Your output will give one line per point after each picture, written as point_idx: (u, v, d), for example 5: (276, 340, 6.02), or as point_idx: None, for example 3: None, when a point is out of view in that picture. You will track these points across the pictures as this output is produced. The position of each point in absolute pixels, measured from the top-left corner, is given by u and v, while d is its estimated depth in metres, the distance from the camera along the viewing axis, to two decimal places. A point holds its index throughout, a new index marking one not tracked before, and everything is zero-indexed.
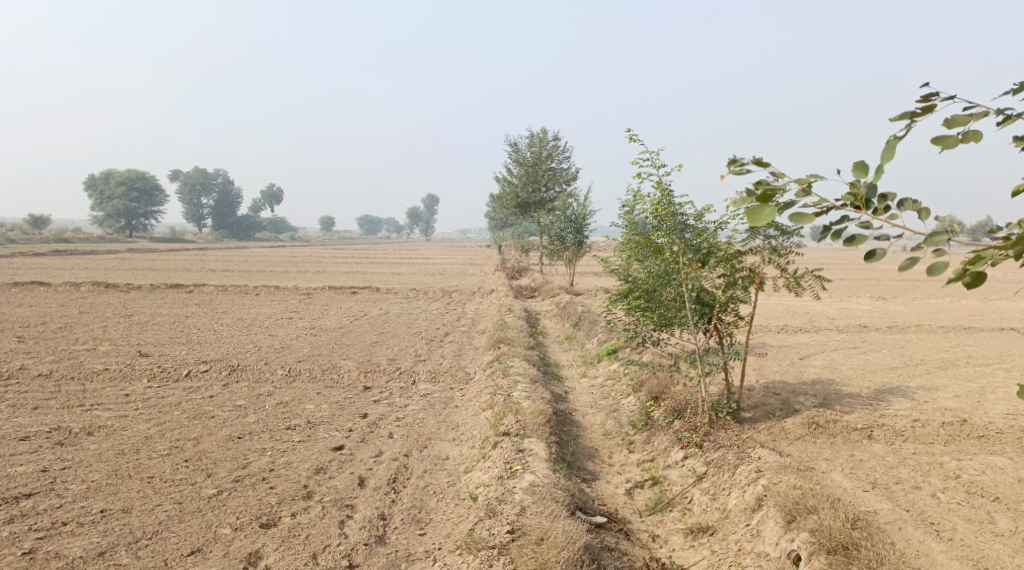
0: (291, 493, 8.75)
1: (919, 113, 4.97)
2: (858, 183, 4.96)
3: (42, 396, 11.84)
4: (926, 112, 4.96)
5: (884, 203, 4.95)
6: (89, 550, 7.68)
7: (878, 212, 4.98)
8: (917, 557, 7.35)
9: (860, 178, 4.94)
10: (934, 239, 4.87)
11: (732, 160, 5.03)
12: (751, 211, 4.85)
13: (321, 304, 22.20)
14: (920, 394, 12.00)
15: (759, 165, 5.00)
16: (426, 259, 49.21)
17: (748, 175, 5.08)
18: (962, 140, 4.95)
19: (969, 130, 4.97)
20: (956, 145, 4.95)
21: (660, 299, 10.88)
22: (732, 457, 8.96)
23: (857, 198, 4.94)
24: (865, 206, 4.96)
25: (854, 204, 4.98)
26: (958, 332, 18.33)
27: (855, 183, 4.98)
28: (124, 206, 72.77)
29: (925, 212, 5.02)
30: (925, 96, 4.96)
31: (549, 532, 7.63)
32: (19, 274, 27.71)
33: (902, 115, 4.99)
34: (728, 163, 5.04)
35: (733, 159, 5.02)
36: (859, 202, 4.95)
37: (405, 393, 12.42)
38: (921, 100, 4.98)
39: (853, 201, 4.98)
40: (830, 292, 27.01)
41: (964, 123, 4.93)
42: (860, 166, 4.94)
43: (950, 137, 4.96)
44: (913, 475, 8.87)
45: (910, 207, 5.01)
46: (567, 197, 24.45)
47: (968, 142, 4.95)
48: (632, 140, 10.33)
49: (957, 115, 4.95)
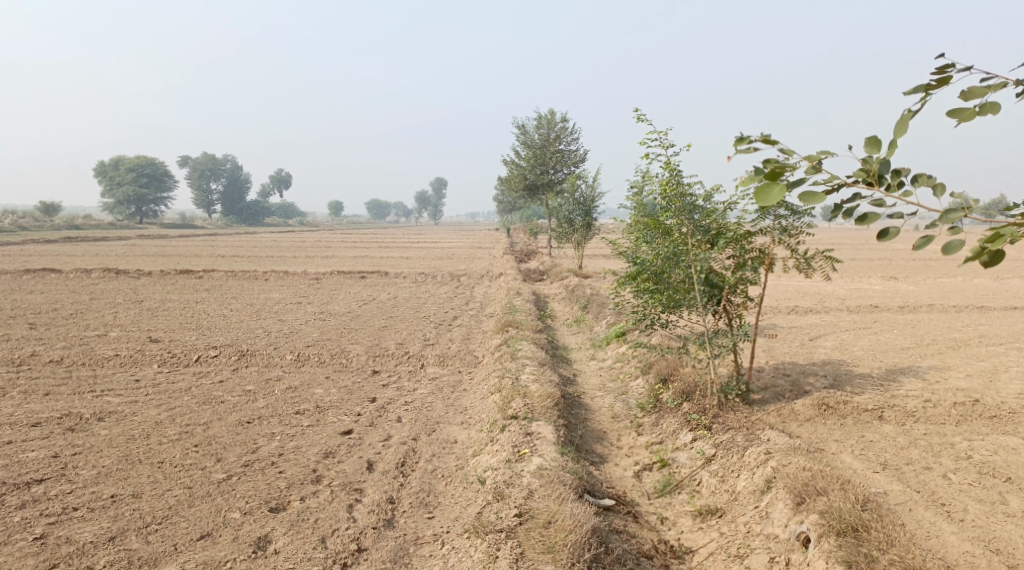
0: (300, 477, 8.77)
1: (935, 85, 4.87)
2: (870, 158, 4.87)
3: (53, 382, 11.90)
4: (941, 84, 4.85)
5: (897, 178, 4.86)
6: (100, 535, 7.72)
7: (891, 189, 4.89)
8: (928, 538, 7.31)
9: (873, 153, 4.85)
10: (950, 217, 4.77)
11: (740, 137, 4.94)
12: (760, 190, 4.76)
13: (331, 288, 22.21)
14: (931, 375, 11.91)
15: (767, 142, 4.90)
16: (435, 243, 49.10)
17: (756, 153, 4.99)
18: (979, 113, 4.85)
19: (986, 102, 4.86)
20: (973, 118, 4.85)
21: (668, 281, 10.80)
22: (741, 439, 8.92)
23: (869, 174, 4.86)
24: (877, 182, 4.88)
25: (866, 180, 4.89)
26: (971, 311, 18.20)
27: (868, 159, 4.89)
28: (134, 192, 72.93)
29: (941, 187, 4.93)
30: (940, 67, 4.86)
31: (557, 515, 7.61)
32: (30, 261, 27.84)
33: (917, 88, 4.89)
34: (736, 141, 4.95)
35: (740, 137, 4.92)
36: (870, 179, 4.87)
37: (414, 377, 12.42)
38: (937, 73, 4.87)
39: (866, 177, 4.89)
40: (841, 272, 26.78)
41: (981, 95, 4.83)
42: (872, 142, 4.85)
43: (967, 109, 4.86)
44: (924, 456, 8.81)
45: (925, 183, 4.92)
46: (576, 179, 24.31)
47: (985, 116, 4.84)
48: (641, 120, 10.23)
49: (974, 87, 4.84)
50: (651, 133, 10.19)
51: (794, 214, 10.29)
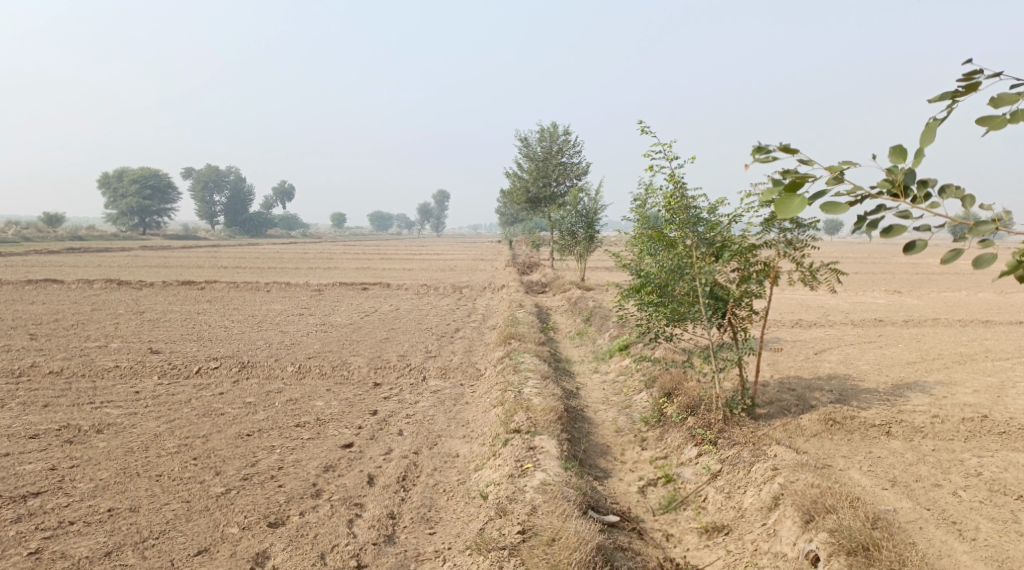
0: (299, 491, 8.65)
1: (963, 92, 4.78)
2: (895, 169, 4.78)
3: (52, 393, 11.81)
4: (968, 91, 4.77)
5: (924, 190, 4.77)
6: (96, 550, 7.60)
7: (917, 200, 4.79)
8: (940, 558, 7.17)
9: (898, 163, 4.76)
10: (980, 230, 4.67)
11: (758, 147, 4.85)
12: (780, 200, 4.68)
13: (333, 300, 22.15)
14: (938, 390, 11.79)
15: (786, 152, 4.81)
16: (438, 255, 49.07)
17: (775, 163, 4.90)
18: (1010, 121, 4.76)
19: (1018, 110, 4.77)
20: (1004, 126, 4.76)
21: (673, 294, 10.68)
22: (747, 454, 8.78)
23: (894, 185, 4.76)
24: (902, 193, 4.79)
25: (891, 191, 4.79)
26: (976, 326, 18.08)
27: (892, 169, 4.80)
28: (137, 203, 73.05)
29: (969, 198, 4.84)
30: (967, 74, 4.77)
31: (561, 532, 7.48)
32: (32, 272, 27.76)
33: (944, 95, 4.81)
34: (754, 150, 4.87)
35: (759, 147, 4.84)
36: (894, 190, 4.78)
37: (415, 389, 12.31)
38: (964, 79, 4.79)
39: (891, 188, 4.79)
40: (845, 286, 26.69)
41: (1012, 102, 4.74)
42: (897, 152, 4.76)
43: (997, 117, 4.77)
44: (933, 473, 8.67)
45: (953, 194, 4.82)
46: (578, 191, 24.25)
47: (1016, 123, 4.75)
48: (643, 132, 10.18)
49: (1004, 94, 4.75)
50: (655, 144, 10.17)
51: (799, 226, 10.19)
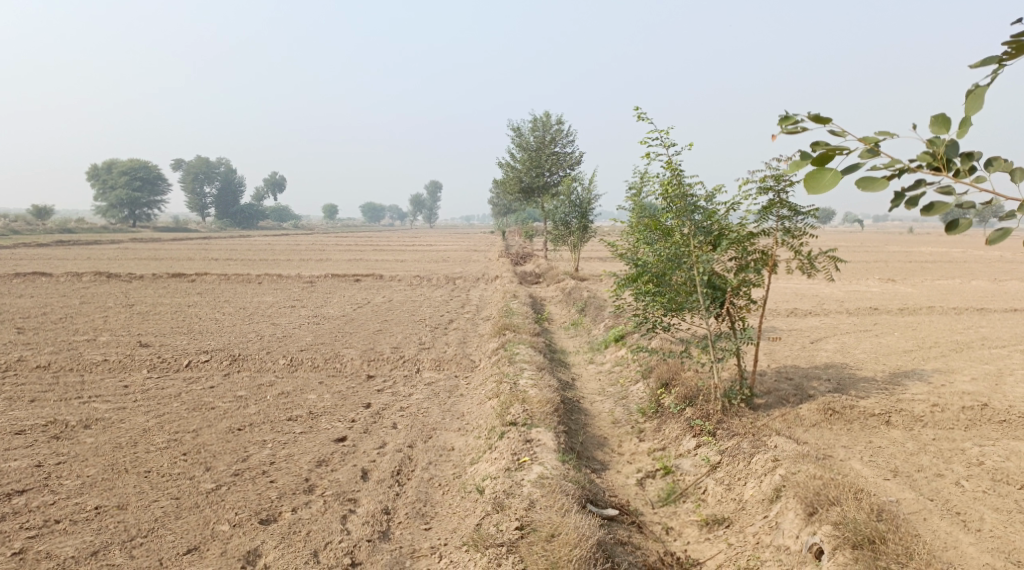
0: (292, 487, 8.48)
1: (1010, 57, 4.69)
2: (938, 140, 4.71)
3: (39, 388, 11.59)
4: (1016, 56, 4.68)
5: (968, 162, 4.69)
6: (82, 549, 7.42)
7: (960, 174, 4.72)
8: (945, 550, 7.05)
9: (940, 134, 4.71)
10: None
11: (786, 117, 4.82)
12: (811, 174, 4.64)
13: (325, 292, 21.93)
14: (935, 378, 11.67)
15: (816, 122, 4.76)
16: (430, 246, 48.81)
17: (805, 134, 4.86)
18: None
19: None
20: None
21: (670, 283, 10.51)
22: (747, 445, 8.65)
23: (936, 158, 4.71)
24: (945, 166, 4.72)
25: (932, 165, 4.74)
26: (971, 313, 18.00)
27: (934, 140, 4.73)
28: (127, 195, 72.48)
29: (1019, 171, 4.75)
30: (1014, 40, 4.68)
31: (560, 528, 7.34)
32: (21, 265, 27.45)
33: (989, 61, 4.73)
34: (782, 121, 4.82)
35: (787, 117, 4.81)
36: (934, 162, 4.72)
37: (409, 381, 12.14)
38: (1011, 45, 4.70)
39: (932, 161, 4.74)
40: (840, 275, 26.61)
41: None
42: (940, 123, 4.69)
43: None
44: (936, 462, 8.56)
45: (1001, 167, 4.76)
46: (572, 181, 24.07)
47: None
48: (643, 118, 10.03)
49: None
50: (652, 131, 9.94)
51: (797, 214, 10.05)
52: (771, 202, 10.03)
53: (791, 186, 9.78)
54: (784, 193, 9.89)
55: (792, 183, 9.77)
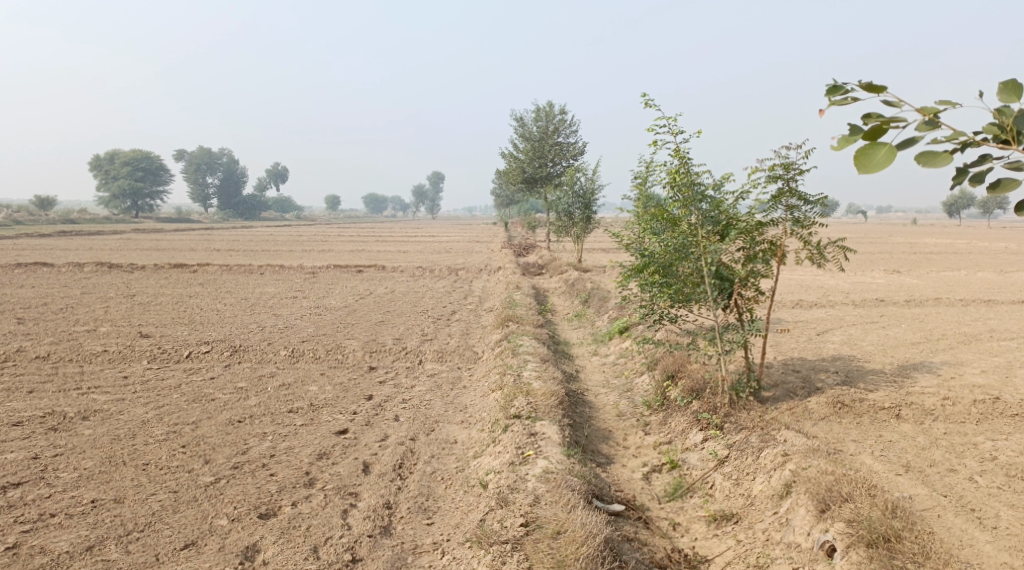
0: (292, 480, 8.34)
1: None
2: (1006, 110, 4.52)
3: (38, 378, 11.45)
4: None
5: None
6: (77, 544, 7.28)
7: None
8: (961, 548, 6.89)
9: (1009, 104, 4.51)
10: None
11: (835, 87, 4.66)
12: (865, 151, 4.48)
13: (327, 282, 21.78)
14: (945, 371, 11.49)
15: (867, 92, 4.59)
16: (433, 237, 48.61)
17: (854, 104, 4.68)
18: None
19: None
20: None
21: (677, 274, 10.32)
22: (756, 439, 8.48)
23: (1003, 129, 4.53)
24: (1014, 139, 4.53)
25: (999, 137, 4.56)
26: (978, 305, 17.78)
27: (1001, 111, 4.55)
28: (129, 185, 72.19)
29: None
30: None
31: (566, 525, 7.19)
32: (23, 255, 27.27)
33: None
34: (829, 91, 4.66)
35: (836, 87, 4.64)
36: (1000, 135, 4.56)
37: (411, 373, 11.99)
38: None
39: (999, 133, 4.56)
40: (846, 266, 26.42)
41: None
42: (1008, 92, 4.51)
43: None
44: (948, 457, 8.39)
45: None
46: (575, 171, 23.85)
47: None
48: (648, 105, 9.75)
49: None
50: (660, 118, 9.73)
51: (806, 203, 9.85)
52: (780, 191, 9.83)
53: (801, 175, 9.60)
54: (794, 181, 9.70)
55: (802, 171, 9.58)
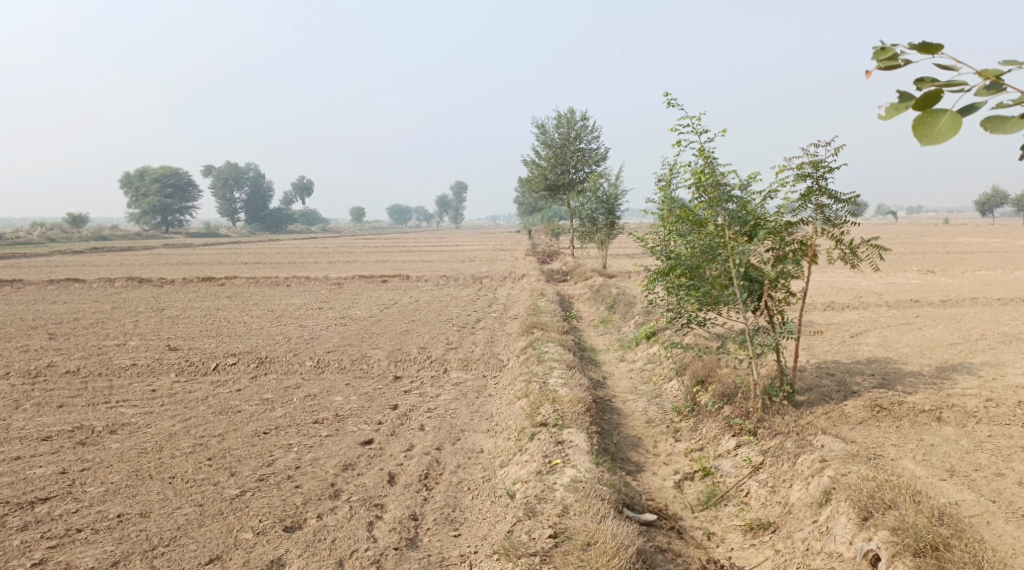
0: (317, 492, 8.21)
1: None
2: None
3: (67, 393, 11.46)
4: None
5: None
6: (102, 560, 7.20)
7: None
8: (1013, 556, 6.60)
9: None
10: None
11: (882, 51, 4.54)
12: (923, 119, 4.35)
13: (353, 293, 21.75)
14: (985, 371, 11.12)
15: (919, 54, 4.46)
16: (458, 246, 48.56)
17: (905, 67, 4.55)
18: None
19: None
20: None
21: (704, 276, 10.09)
22: (792, 445, 8.21)
23: None
24: None
25: None
26: (1016, 305, 17.29)
27: None
28: (159, 202, 73.13)
29: None
30: None
31: (597, 537, 6.99)
32: (54, 272, 27.58)
33: None
34: (878, 55, 4.54)
35: (884, 50, 4.52)
36: None
37: (437, 382, 11.85)
38: None
39: None
40: (878, 267, 25.91)
41: None
42: None
43: None
44: (993, 461, 8.06)
45: None
46: (598, 177, 23.62)
47: None
48: (671, 104, 9.69)
49: None
50: (683, 118, 9.55)
51: (836, 201, 9.58)
52: (809, 190, 9.57)
53: (830, 172, 9.34)
54: (823, 180, 9.44)
55: (831, 169, 9.32)
